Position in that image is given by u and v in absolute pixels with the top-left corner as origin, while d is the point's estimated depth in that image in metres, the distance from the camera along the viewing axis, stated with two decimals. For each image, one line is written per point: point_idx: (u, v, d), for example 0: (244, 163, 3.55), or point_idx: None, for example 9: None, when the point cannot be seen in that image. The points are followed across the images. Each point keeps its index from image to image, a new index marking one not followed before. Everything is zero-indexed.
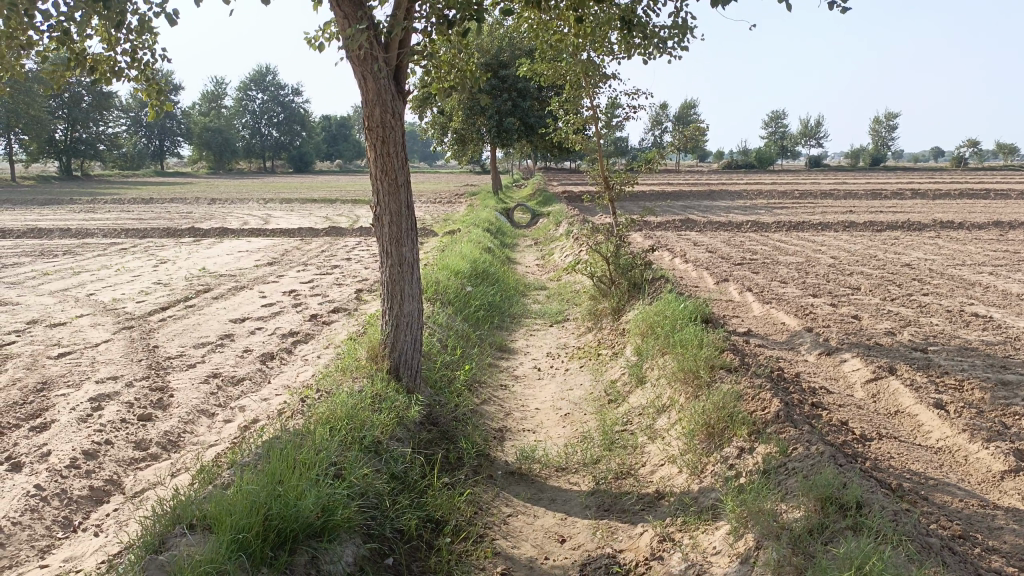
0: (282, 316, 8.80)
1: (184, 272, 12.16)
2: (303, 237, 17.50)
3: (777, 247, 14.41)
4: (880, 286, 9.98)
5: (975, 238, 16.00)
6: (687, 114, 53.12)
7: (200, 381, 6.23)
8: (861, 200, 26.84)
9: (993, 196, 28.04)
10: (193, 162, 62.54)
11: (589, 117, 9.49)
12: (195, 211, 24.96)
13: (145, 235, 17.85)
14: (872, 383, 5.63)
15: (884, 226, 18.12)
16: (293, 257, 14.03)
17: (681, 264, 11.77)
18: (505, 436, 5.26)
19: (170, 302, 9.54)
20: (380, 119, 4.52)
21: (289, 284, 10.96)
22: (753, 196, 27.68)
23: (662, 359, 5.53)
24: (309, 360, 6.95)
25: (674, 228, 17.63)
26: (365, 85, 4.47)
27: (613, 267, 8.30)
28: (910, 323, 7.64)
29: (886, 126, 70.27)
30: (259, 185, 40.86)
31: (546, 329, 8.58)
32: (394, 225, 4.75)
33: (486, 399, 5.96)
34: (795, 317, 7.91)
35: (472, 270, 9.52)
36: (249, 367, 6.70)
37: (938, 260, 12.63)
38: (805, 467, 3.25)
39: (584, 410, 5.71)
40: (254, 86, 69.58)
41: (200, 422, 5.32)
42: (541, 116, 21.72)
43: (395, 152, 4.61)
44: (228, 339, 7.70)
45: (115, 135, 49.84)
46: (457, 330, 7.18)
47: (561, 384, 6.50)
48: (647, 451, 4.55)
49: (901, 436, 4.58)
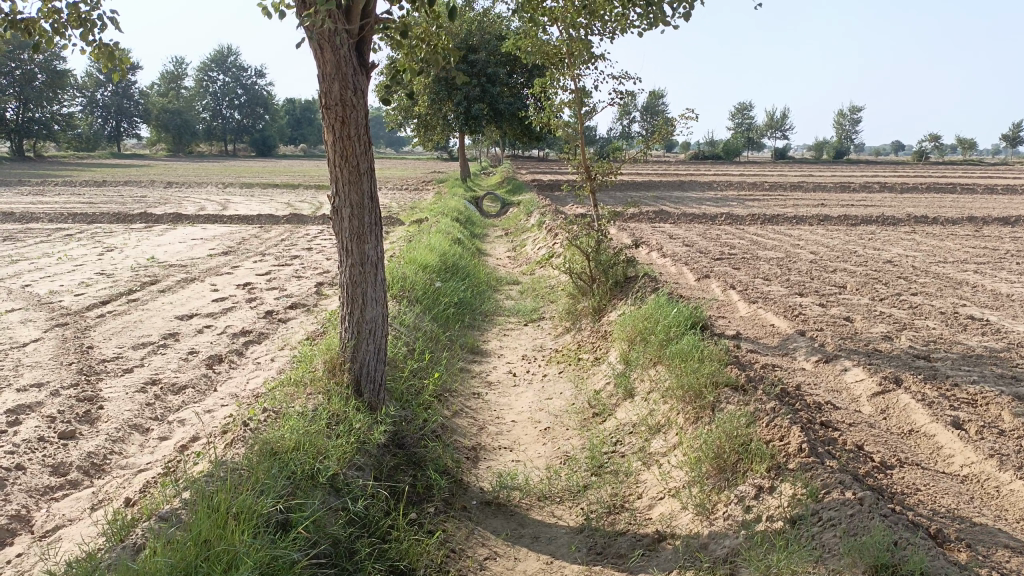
0: (235, 312, 8.11)
1: (132, 261, 11.36)
2: (263, 225, 16.71)
3: (754, 241, 14.03)
4: (866, 284, 9.59)
5: (952, 234, 15.79)
6: (655, 105, 52.65)
7: (136, 390, 5.57)
8: (829, 193, 26.80)
9: (960, 190, 28.10)
10: (151, 143, 60.69)
11: (567, 102, 8.88)
12: (149, 195, 23.90)
13: (94, 220, 16.87)
14: (879, 397, 5.16)
15: (858, 220, 17.84)
16: (251, 246, 13.27)
17: (658, 258, 11.29)
18: (479, 457, 4.68)
19: (112, 295, 8.78)
20: (340, 96, 3.90)
21: (245, 276, 10.25)
22: (724, 188, 27.44)
23: (654, 371, 5.01)
24: (262, 363, 6.31)
25: (647, 220, 17.23)
26: (322, 57, 3.85)
27: (593, 264, 7.74)
28: (906, 326, 7.23)
29: (850, 119, 70.83)
30: (221, 169, 39.60)
31: (520, 328, 8.03)
32: (355, 220, 4.14)
33: (456, 411, 5.38)
34: (785, 318, 7.45)
35: (442, 264, 8.91)
36: (192, 373, 6.04)
37: (918, 257, 12.32)
38: (844, 520, 2.78)
39: (565, 425, 5.17)
40: (215, 67, 67.62)
41: (131, 441, 4.69)
42: (511, 102, 21.08)
43: (356, 135, 3.99)
44: (172, 339, 7.01)
45: (70, 115, 47.99)
46: (425, 331, 6.60)
47: (538, 392, 5.94)
48: (642, 479, 4.01)
49: (922, 463, 4.11)
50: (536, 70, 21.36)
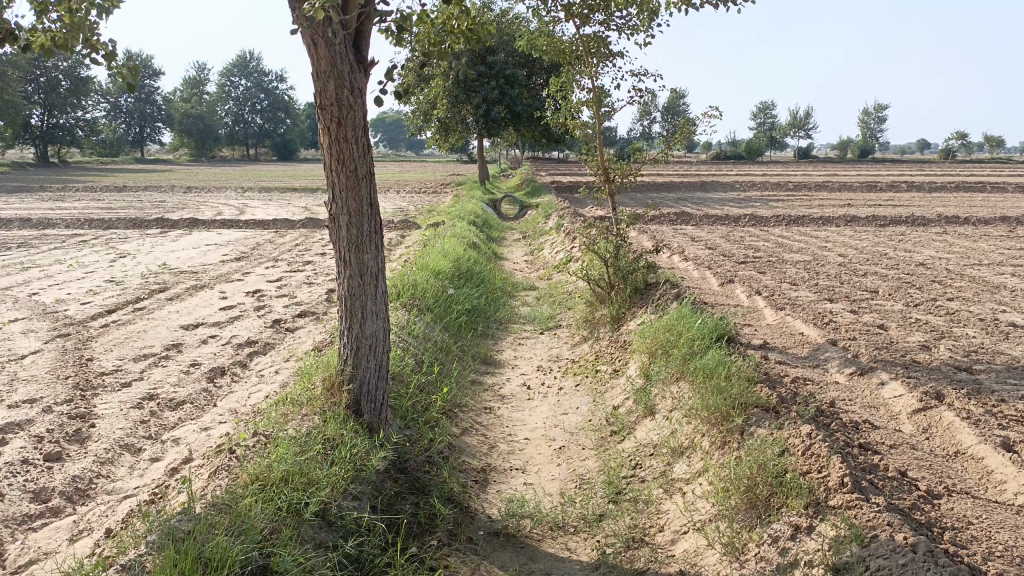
0: (242, 321, 7.86)
1: (143, 268, 11.20)
2: (279, 230, 16.54)
3: (780, 244, 13.61)
4: (899, 289, 9.15)
5: (985, 234, 15.24)
6: (676, 105, 52.10)
7: (131, 405, 5.32)
8: (855, 193, 26.21)
9: (990, 190, 27.34)
10: (174, 148, 61.12)
11: (585, 102, 8.54)
12: (169, 200, 23.87)
13: (110, 226, 16.78)
14: (920, 415, 4.78)
15: (887, 221, 17.30)
16: (265, 251, 13.08)
17: (679, 263, 10.92)
18: (488, 481, 4.37)
19: (119, 304, 8.58)
20: (335, 95, 3.60)
21: (256, 282, 10.03)
22: (747, 189, 26.94)
23: (677, 387, 4.67)
24: (266, 376, 6.04)
25: (668, 222, 16.84)
26: (316, 53, 3.55)
27: (611, 270, 7.39)
28: (944, 335, 6.81)
29: (875, 118, 69.70)
30: (240, 173, 39.75)
31: (536, 337, 7.71)
32: (354, 228, 3.84)
33: (465, 428, 5.06)
34: (815, 327, 7.05)
35: (455, 269, 8.61)
36: (192, 386, 5.79)
37: (951, 259, 11.83)
38: (895, 571, 2.45)
39: (582, 444, 4.84)
40: (236, 72, 67.95)
41: (120, 463, 4.44)
42: (530, 104, 20.79)
43: (354, 137, 3.70)
44: (175, 350, 6.78)
45: (94, 121, 48.42)
46: (436, 342, 6.31)
47: (554, 407, 5.61)
48: (665, 508, 3.67)
49: (972, 491, 3.73)
50: (555, 71, 21.07)
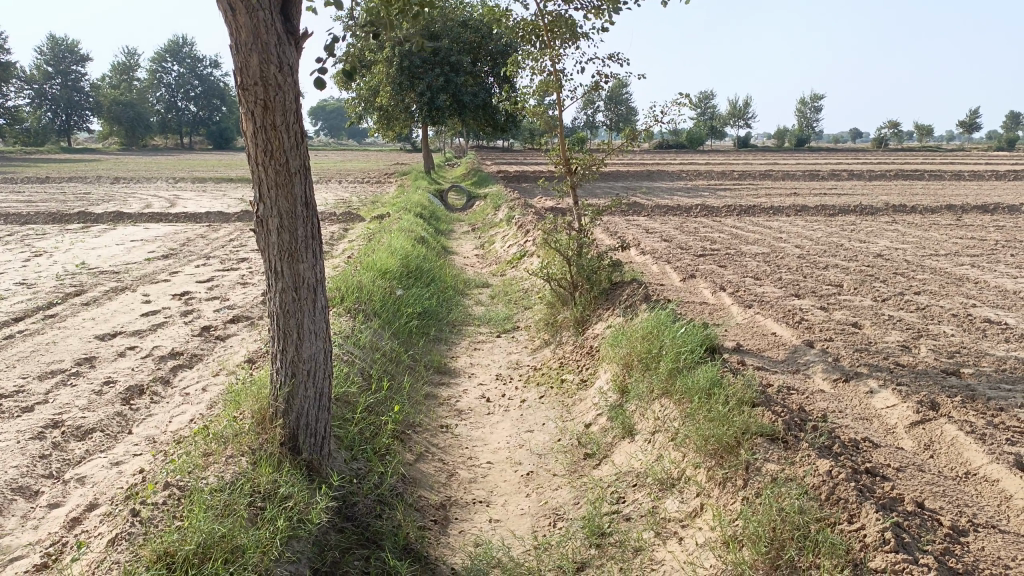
0: (166, 329, 7.09)
1: (58, 268, 10.23)
2: (212, 224, 15.57)
3: (734, 234, 13.34)
4: (864, 282, 8.87)
5: (933, 223, 15.27)
6: (619, 94, 52.04)
7: (29, 436, 4.58)
8: (799, 181, 26.40)
9: (927, 177, 27.82)
10: (103, 137, 58.45)
11: (542, 86, 7.94)
12: (94, 192, 22.46)
13: (27, 221, 15.53)
14: (919, 428, 4.39)
15: (837, 210, 17.25)
16: (196, 248, 12.19)
17: (637, 257, 10.49)
18: (449, 520, 3.81)
19: (28, 310, 7.70)
20: (260, 72, 2.95)
21: (184, 283, 9.23)
22: (695, 177, 26.82)
23: (661, 407, 4.20)
24: (191, 396, 5.34)
25: (621, 213, 16.47)
26: (234, 21, 2.89)
27: (574, 269, 6.85)
28: (922, 333, 6.50)
29: (812, 108, 70.89)
30: (172, 163, 38.13)
31: (492, 340, 7.14)
32: (286, 233, 3.21)
33: (419, 454, 4.47)
34: (787, 326, 6.66)
35: (403, 267, 7.96)
36: (105, 410, 5.06)
37: (907, 249, 11.70)
38: None
39: (552, 468, 4.32)
40: (167, 57, 65.17)
41: (11, 512, 3.73)
42: (475, 92, 20.13)
43: (283, 124, 3.06)
44: (87, 365, 6.01)
45: (15, 110, 45.95)
46: (384, 352, 5.70)
47: (517, 423, 5.07)
48: (656, 554, 3.18)
49: (997, 522, 3.32)
50: (501, 58, 20.41)
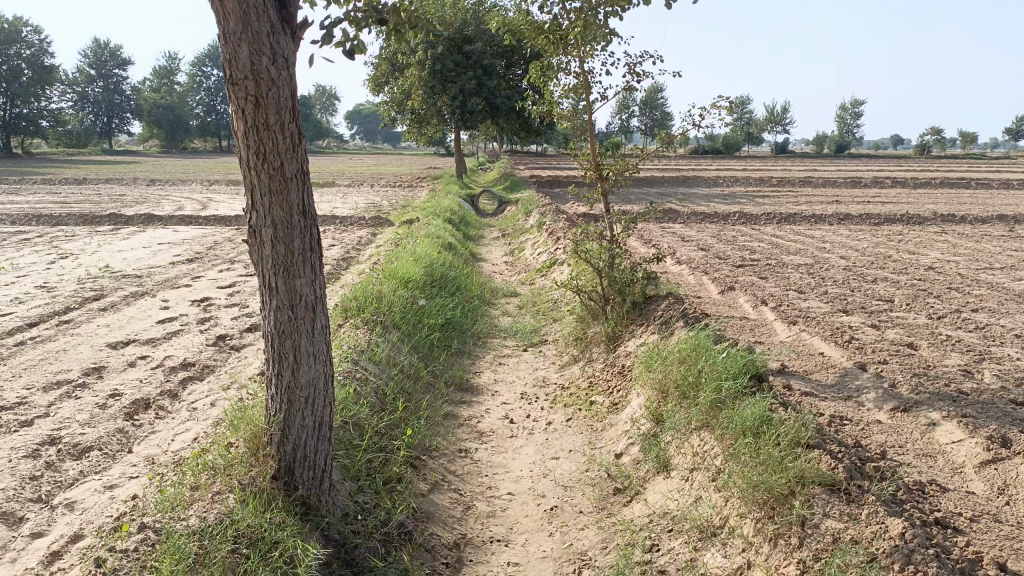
0: (181, 337, 6.83)
1: (82, 272, 10.07)
2: (241, 227, 15.41)
3: (775, 244, 12.81)
4: (916, 298, 8.32)
5: (985, 234, 14.56)
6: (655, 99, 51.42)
7: (22, 455, 4.30)
8: (840, 188, 25.66)
9: (975, 186, 26.87)
10: (144, 140, 59.33)
11: (573, 89, 7.55)
12: (128, 194, 22.53)
13: (58, 223, 15.52)
14: (990, 469, 3.91)
15: (882, 219, 16.59)
16: (223, 252, 11.99)
17: (672, 267, 10.06)
18: (462, 562, 3.45)
19: (44, 315, 7.51)
20: (251, 65, 2.62)
21: (205, 288, 9.00)
22: (731, 184, 26.20)
23: (701, 440, 3.79)
24: (198, 411, 5.05)
25: (655, 220, 16.02)
26: (222, 6, 2.57)
27: (605, 281, 6.45)
28: (984, 356, 5.97)
29: (852, 113, 69.34)
30: (209, 167, 38.47)
31: (518, 355, 6.77)
32: (281, 244, 2.87)
33: (434, 483, 4.11)
34: (836, 345, 6.18)
35: (427, 276, 7.62)
36: (107, 425, 4.79)
37: (959, 262, 11.07)
38: None
39: (579, 503, 3.94)
40: (207, 61, 65.98)
41: None
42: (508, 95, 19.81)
43: (277, 123, 2.72)
44: (94, 375, 5.77)
45: (59, 112, 46.78)
46: (402, 368, 5.34)
47: (542, 449, 4.68)
48: None
49: None
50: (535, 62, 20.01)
